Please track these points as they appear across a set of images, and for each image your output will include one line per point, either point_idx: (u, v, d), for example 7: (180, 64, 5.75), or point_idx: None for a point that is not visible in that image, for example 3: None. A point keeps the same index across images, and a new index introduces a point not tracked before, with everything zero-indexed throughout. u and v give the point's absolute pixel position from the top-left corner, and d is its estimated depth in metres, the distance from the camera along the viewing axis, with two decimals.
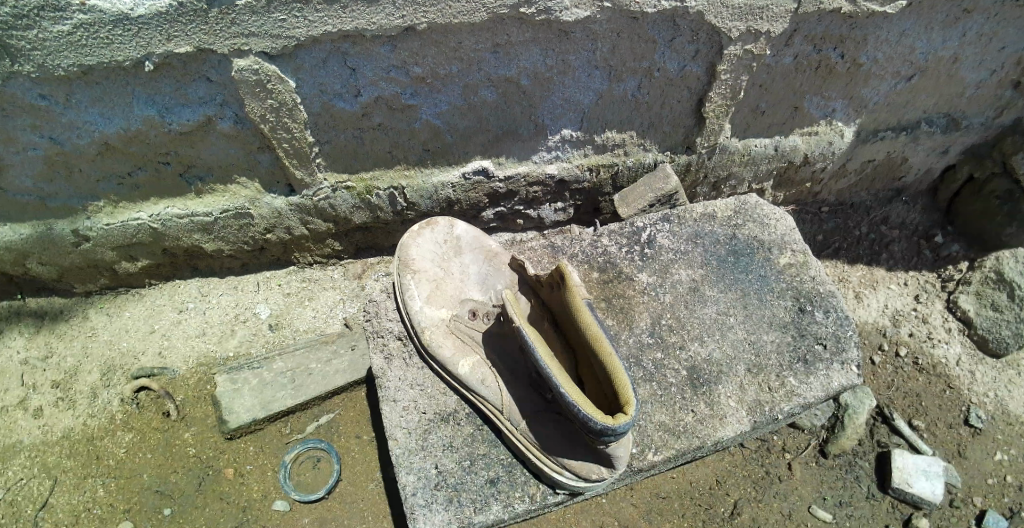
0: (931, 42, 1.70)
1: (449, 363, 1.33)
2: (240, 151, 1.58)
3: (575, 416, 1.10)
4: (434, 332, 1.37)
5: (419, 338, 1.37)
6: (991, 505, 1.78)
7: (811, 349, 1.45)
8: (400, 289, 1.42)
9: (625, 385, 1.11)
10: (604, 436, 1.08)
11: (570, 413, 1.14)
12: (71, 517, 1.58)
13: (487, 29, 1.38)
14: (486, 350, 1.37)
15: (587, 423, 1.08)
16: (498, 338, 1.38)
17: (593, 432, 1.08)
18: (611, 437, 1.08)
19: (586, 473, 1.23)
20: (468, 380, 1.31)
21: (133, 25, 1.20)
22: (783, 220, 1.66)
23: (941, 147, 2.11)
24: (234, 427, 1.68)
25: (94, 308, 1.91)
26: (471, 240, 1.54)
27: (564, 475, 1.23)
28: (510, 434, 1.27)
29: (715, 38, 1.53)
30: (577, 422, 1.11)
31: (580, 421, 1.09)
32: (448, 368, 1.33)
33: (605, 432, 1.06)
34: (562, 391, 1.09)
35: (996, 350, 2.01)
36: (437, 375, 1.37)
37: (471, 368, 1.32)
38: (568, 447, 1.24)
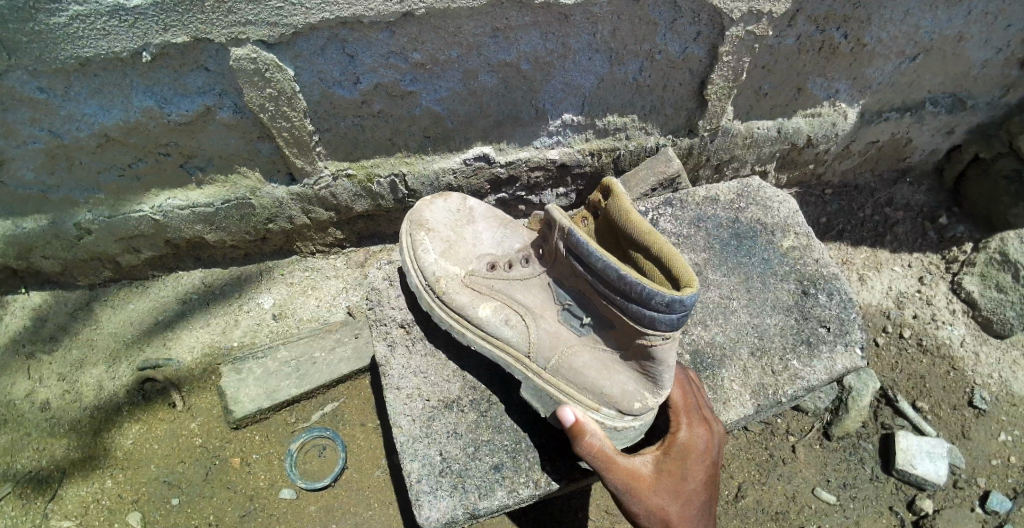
0: (936, 21, 1.68)
1: (467, 309, 1.32)
2: (240, 140, 1.57)
3: (636, 299, 1.07)
4: (449, 283, 1.36)
5: (432, 288, 1.36)
6: (995, 485, 1.78)
7: (815, 332, 1.44)
8: (412, 242, 1.43)
9: (684, 266, 1.09)
10: (669, 315, 1.06)
11: (629, 306, 1.11)
12: (80, 509, 1.60)
13: (486, 13, 1.37)
14: (507, 294, 1.35)
15: (650, 301, 1.05)
16: (521, 285, 1.36)
17: (657, 311, 1.06)
18: (675, 316, 1.06)
19: (625, 408, 1.21)
20: (490, 322, 1.30)
21: (130, 16, 1.19)
22: (787, 202, 1.68)
23: (945, 127, 2.10)
24: (239, 417, 1.69)
25: (99, 300, 1.92)
26: (483, 211, 1.55)
27: (602, 412, 1.21)
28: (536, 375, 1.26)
29: (717, 19, 1.50)
30: (638, 307, 1.08)
31: (642, 303, 1.07)
32: (465, 314, 1.32)
33: (672, 307, 1.03)
34: (622, 274, 1.07)
35: (1000, 332, 2.00)
36: (452, 324, 1.34)
37: (491, 311, 1.32)
38: (606, 375, 1.24)
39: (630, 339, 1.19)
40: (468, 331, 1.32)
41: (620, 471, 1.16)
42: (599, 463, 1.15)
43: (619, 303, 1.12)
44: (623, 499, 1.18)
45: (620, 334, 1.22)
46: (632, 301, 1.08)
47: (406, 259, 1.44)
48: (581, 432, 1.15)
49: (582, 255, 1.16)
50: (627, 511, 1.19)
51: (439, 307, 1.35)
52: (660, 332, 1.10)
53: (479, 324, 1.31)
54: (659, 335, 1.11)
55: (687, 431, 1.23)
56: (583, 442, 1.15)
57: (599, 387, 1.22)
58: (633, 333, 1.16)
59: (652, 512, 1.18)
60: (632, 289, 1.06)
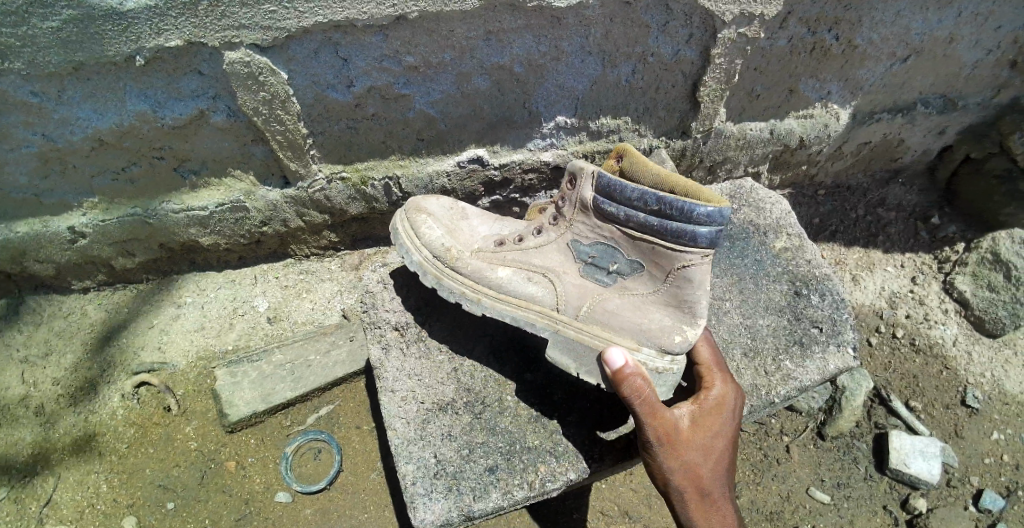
0: (926, 22, 1.70)
1: (484, 271, 1.36)
2: (234, 144, 1.57)
3: (676, 218, 1.16)
4: (460, 252, 1.38)
5: (443, 259, 1.37)
6: (988, 484, 1.80)
7: (807, 332, 1.45)
8: (411, 223, 1.43)
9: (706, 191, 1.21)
10: (708, 227, 1.15)
11: (668, 231, 1.19)
12: (75, 514, 1.60)
13: (479, 17, 1.37)
14: (520, 259, 1.38)
15: (691, 215, 1.14)
16: (536, 252, 1.38)
17: (698, 224, 1.15)
18: (714, 228, 1.16)
19: (665, 347, 1.25)
20: (510, 281, 1.34)
21: (123, 20, 1.19)
22: (779, 203, 1.70)
23: (937, 128, 2.12)
24: (234, 420, 1.69)
25: (93, 304, 1.92)
26: (476, 212, 1.51)
27: (642, 352, 1.26)
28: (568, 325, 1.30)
29: (709, 22, 1.51)
30: (678, 227, 1.17)
31: (683, 221, 1.16)
32: (483, 275, 1.36)
33: (712, 216, 1.13)
34: (660, 197, 1.16)
35: (992, 331, 2.02)
36: (467, 290, 1.36)
37: (511, 272, 1.36)
38: (636, 319, 1.28)
39: (666, 270, 1.26)
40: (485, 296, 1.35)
41: (661, 420, 1.15)
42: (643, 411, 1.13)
43: (657, 228, 1.20)
44: (658, 453, 1.16)
45: (654, 269, 1.28)
46: (673, 220, 1.17)
47: (405, 240, 1.43)
48: (627, 378, 1.14)
49: (615, 193, 1.23)
50: (659, 466, 1.18)
51: (450, 277, 1.36)
52: (701, 250, 1.18)
53: (498, 287, 1.34)
54: (697, 253, 1.19)
55: (722, 387, 1.24)
56: (630, 389, 1.13)
57: (637, 325, 1.27)
58: (670, 260, 1.23)
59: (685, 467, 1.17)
60: (673, 207, 1.15)
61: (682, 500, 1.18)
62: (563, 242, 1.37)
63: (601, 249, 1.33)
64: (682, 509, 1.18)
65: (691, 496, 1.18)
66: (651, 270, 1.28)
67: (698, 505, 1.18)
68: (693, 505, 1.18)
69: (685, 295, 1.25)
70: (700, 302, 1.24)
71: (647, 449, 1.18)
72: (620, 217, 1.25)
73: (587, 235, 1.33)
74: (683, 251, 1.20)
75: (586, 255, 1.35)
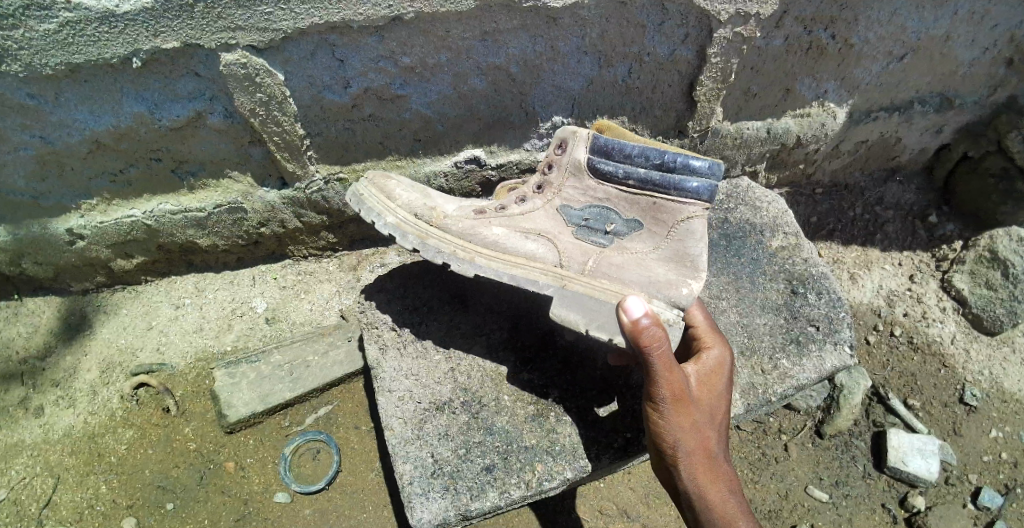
0: (922, 21, 1.70)
1: (473, 229, 1.38)
2: (232, 145, 1.58)
3: (678, 172, 1.30)
4: (444, 214, 1.40)
5: (426, 219, 1.39)
6: (987, 482, 1.80)
7: (804, 331, 1.46)
8: (383, 190, 1.42)
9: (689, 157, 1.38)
10: (706, 180, 1.30)
11: (670, 185, 1.31)
12: (74, 515, 1.60)
13: (474, 18, 1.38)
14: (504, 221, 1.41)
15: (693, 168, 1.29)
16: (522, 217, 1.42)
17: (699, 177, 1.29)
18: (709, 182, 1.31)
19: (676, 301, 1.29)
20: (504, 239, 1.38)
21: (120, 22, 1.20)
22: (776, 202, 1.71)
23: (934, 126, 2.12)
24: (233, 421, 1.69)
25: (92, 306, 1.92)
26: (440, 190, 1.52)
27: (655, 304, 1.28)
28: (579, 280, 1.32)
29: (705, 21, 1.52)
30: (680, 180, 1.30)
31: (686, 174, 1.30)
32: (473, 234, 1.38)
33: (711, 169, 1.29)
34: (665, 153, 1.29)
35: (990, 329, 2.03)
36: (457, 250, 1.36)
37: (504, 231, 1.39)
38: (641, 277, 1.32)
39: (669, 226, 1.36)
40: (479, 255, 1.36)
41: (678, 376, 1.11)
42: (662, 364, 1.09)
43: (658, 183, 1.32)
44: (670, 411, 1.12)
45: (655, 227, 1.38)
46: (675, 173, 1.30)
47: (374, 204, 1.40)
48: (648, 329, 1.10)
49: (615, 153, 1.33)
50: (668, 426, 1.13)
51: (435, 235, 1.36)
52: (702, 201, 1.32)
53: (489, 245, 1.37)
54: (698, 205, 1.32)
55: (719, 349, 1.27)
56: (651, 340, 1.09)
57: (646, 279, 1.32)
58: (672, 214, 1.35)
59: (696, 426, 1.14)
60: (676, 163, 1.28)
61: (689, 464, 1.14)
62: (551, 208, 1.43)
63: (595, 211, 1.40)
64: (688, 472, 1.14)
65: (698, 460, 1.14)
66: (651, 228, 1.39)
67: (704, 468, 1.15)
68: (700, 468, 1.14)
69: (687, 249, 1.35)
70: (699, 255, 1.35)
71: (657, 407, 1.13)
72: (618, 176, 1.35)
73: (579, 199, 1.41)
74: (685, 204, 1.33)
75: (579, 219, 1.41)
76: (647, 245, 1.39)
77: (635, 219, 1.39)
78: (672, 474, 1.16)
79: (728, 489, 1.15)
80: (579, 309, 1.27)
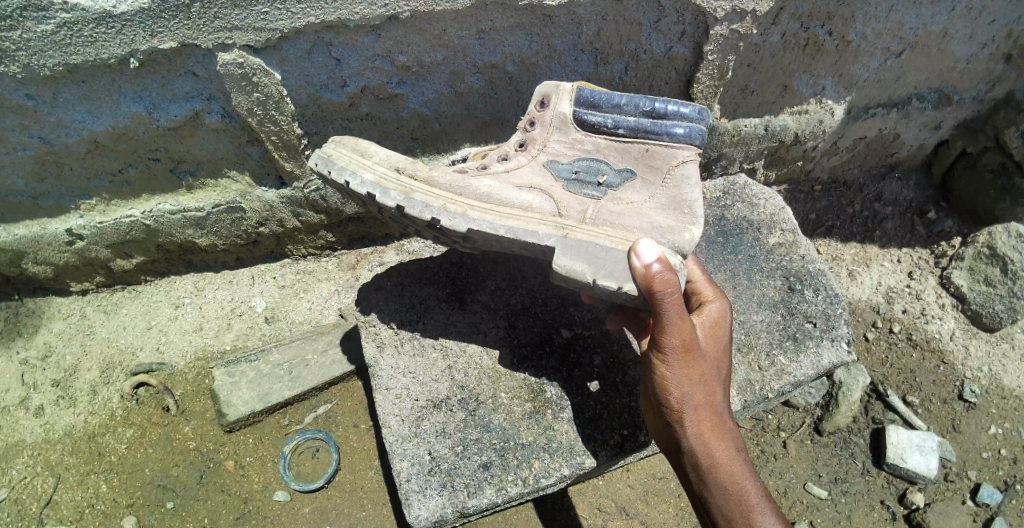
0: (920, 17, 1.70)
1: (460, 184, 1.28)
2: (230, 145, 1.58)
3: (669, 117, 1.33)
4: (427, 170, 1.30)
5: (409, 175, 1.27)
6: (986, 478, 1.80)
7: (801, 327, 1.46)
8: (357, 150, 1.30)
9: None
10: (695, 123, 1.34)
11: (661, 130, 1.33)
12: (74, 514, 1.61)
13: (470, 16, 1.38)
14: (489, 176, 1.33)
15: (683, 113, 1.33)
16: (507, 175, 1.34)
17: (689, 120, 1.33)
18: (698, 126, 1.34)
19: (679, 248, 1.24)
20: (496, 190, 1.29)
21: (117, 22, 1.20)
22: (773, 199, 1.71)
23: (932, 122, 2.13)
24: (233, 419, 1.70)
25: (92, 306, 1.93)
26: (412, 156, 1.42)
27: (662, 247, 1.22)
28: (584, 228, 1.23)
29: (701, 18, 1.51)
30: (671, 124, 1.33)
31: (676, 119, 1.33)
32: (461, 187, 1.28)
33: (700, 112, 1.34)
34: (653, 99, 1.33)
35: (990, 325, 2.03)
36: (446, 204, 1.24)
37: (494, 183, 1.30)
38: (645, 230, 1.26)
39: (663, 172, 1.35)
40: (471, 209, 1.24)
41: (688, 326, 1.07)
42: (673, 313, 1.05)
43: (649, 129, 1.34)
44: (677, 362, 1.09)
45: (648, 175, 1.36)
46: (665, 118, 1.33)
47: (348, 164, 1.26)
48: (660, 275, 1.05)
49: (603, 102, 1.35)
50: (675, 379, 1.10)
51: (420, 190, 1.24)
52: (694, 145, 1.34)
53: (480, 199, 1.27)
54: (690, 149, 1.33)
55: (719, 303, 1.27)
56: (664, 287, 1.04)
57: (646, 225, 1.27)
58: (665, 160, 1.34)
59: (702, 379, 1.12)
60: (665, 107, 1.32)
61: (696, 418, 1.11)
62: (537, 165, 1.37)
63: (585, 164, 1.36)
64: (693, 428, 1.11)
65: (705, 414, 1.12)
66: (644, 177, 1.36)
67: (708, 423, 1.12)
68: (705, 424, 1.11)
69: (684, 195, 1.32)
70: (696, 201, 1.32)
71: (666, 358, 1.09)
72: (607, 126, 1.36)
73: (566, 153, 1.38)
74: (677, 149, 1.34)
75: (568, 173, 1.35)
76: (642, 195, 1.34)
77: (628, 169, 1.36)
78: (676, 431, 1.13)
79: (733, 445, 1.13)
80: (584, 258, 1.17)
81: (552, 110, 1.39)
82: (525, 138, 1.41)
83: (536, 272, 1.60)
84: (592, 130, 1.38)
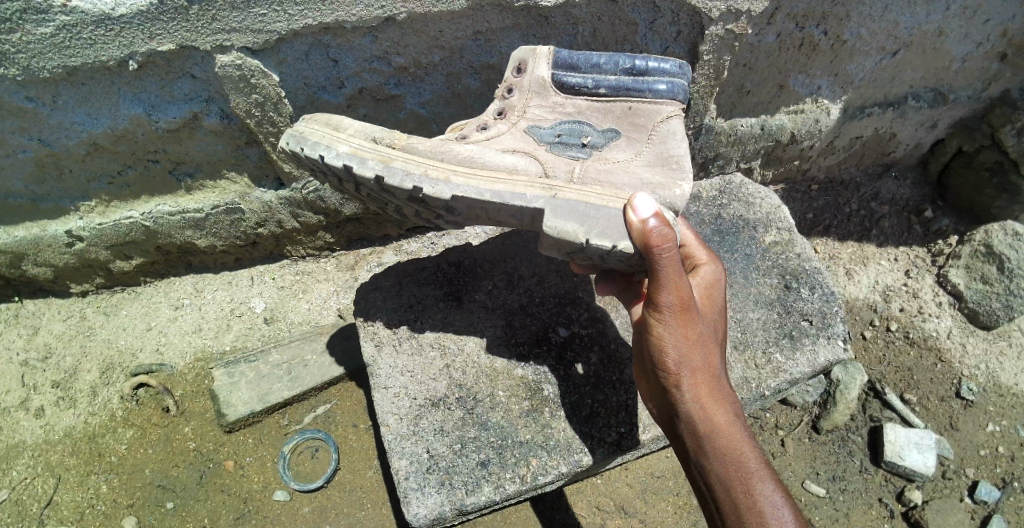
0: (914, 16, 1.71)
1: (439, 150, 1.21)
2: (228, 146, 1.59)
3: (649, 73, 1.34)
4: (404, 140, 1.22)
5: (386, 144, 1.19)
6: (984, 476, 1.80)
7: (797, 325, 1.46)
8: (330, 125, 1.22)
9: None
10: (676, 78, 1.35)
11: (643, 87, 1.33)
12: (75, 515, 1.61)
13: (466, 17, 1.38)
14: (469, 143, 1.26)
15: (663, 69, 1.34)
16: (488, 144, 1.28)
17: (670, 75, 1.34)
18: (679, 81, 1.36)
19: (672, 203, 1.19)
20: (478, 155, 1.22)
21: (116, 25, 1.21)
22: (769, 198, 1.72)
23: (928, 121, 2.14)
24: (232, 420, 1.71)
25: (92, 308, 1.94)
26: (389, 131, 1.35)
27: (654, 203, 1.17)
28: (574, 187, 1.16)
29: (696, 18, 1.51)
30: (652, 80, 1.34)
31: (656, 75, 1.34)
32: (440, 153, 1.20)
33: (679, 67, 1.35)
34: (631, 58, 1.34)
35: (987, 323, 2.04)
36: (427, 171, 1.16)
37: (476, 148, 1.24)
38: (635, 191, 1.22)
39: (648, 130, 1.34)
40: (454, 174, 1.16)
41: (685, 284, 1.05)
42: (670, 269, 1.03)
43: (631, 87, 1.33)
44: (674, 322, 1.07)
45: (632, 133, 1.34)
46: (646, 75, 1.34)
47: (321, 139, 1.18)
48: (657, 230, 1.03)
49: (582, 64, 1.34)
50: (671, 339, 1.08)
51: (400, 158, 1.16)
52: (676, 100, 1.34)
53: (462, 164, 1.20)
54: (673, 103, 1.33)
55: (713, 267, 1.26)
56: (661, 243, 1.02)
57: (635, 181, 1.22)
58: (649, 116, 1.34)
59: (698, 341, 1.10)
60: (645, 63, 1.32)
61: (692, 380, 1.09)
62: (518, 131, 1.32)
63: (567, 127, 1.33)
64: (690, 392, 1.10)
65: (701, 376, 1.10)
66: (628, 135, 1.34)
67: (705, 387, 1.10)
68: (701, 387, 1.10)
69: (670, 149, 1.30)
70: (682, 155, 1.29)
71: (663, 317, 1.08)
72: (588, 86, 1.35)
73: (547, 117, 1.34)
74: (660, 104, 1.34)
75: (551, 137, 1.32)
76: (628, 154, 1.31)
77: (611, 129, 1.34)
78: (672, 395, 1.11)
79: (731, 411, 1.11)
80: (575, 218, 1.10)
81: (529, 75, 1.35)
82: (504, 106, 1.37)
83: (533, 271, 1.60)
84: (572, 93, 1.37)
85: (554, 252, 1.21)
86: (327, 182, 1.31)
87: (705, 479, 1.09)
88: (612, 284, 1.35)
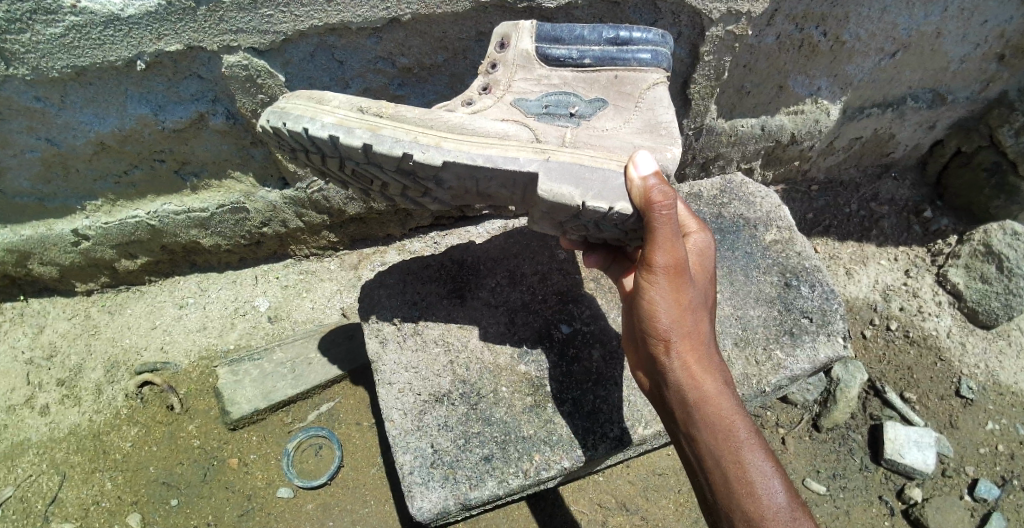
0: (913, 18, 1.72)
1: (427, 116, 1.16)
2: (233, 146, 1.61)
3: (635, 43, 1.29)
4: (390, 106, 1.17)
5: (373, 112, 1.14)
6: (983, 474, 1.81)
7: (797, 322, 1.48)
8: (313, 98, 1.17)
9: None
10: (661, 47, 1.31)
11: (630, 57, 1.28)
12: (80, 511, 1.62)
13: (470, 18, 1.40)
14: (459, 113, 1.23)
15: (649, 37, 1.29)
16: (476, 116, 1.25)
17: (656, 44, 1.30)
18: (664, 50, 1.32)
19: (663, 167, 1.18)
20: (467, 122, 1.17)
21: (124, 25, 1.22)
22: (769, 197, 1.73)
23: (927, 122, 2.16)
24: (236, 418, 1.72)
25: (97, 307, 1.96)
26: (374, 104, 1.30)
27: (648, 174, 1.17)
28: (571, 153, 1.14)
29: (697, 20, 1.51)
30: (639, 49, 1.29)
31: (642, 45, 1.29)
32: (428, 119, 1.15)
33: (665, 38, 1.31)
34: (616, 27, 1.28)
35: (985, 322, 2.05)
36: (417, 138, 1.11)
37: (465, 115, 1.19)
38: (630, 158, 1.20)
39: (634, 98, 1.30)
40: (445, 140, 1.12)
41: (680, 246, 1.06)
42: (666, 229, 1.03)
43: (616, 57, 1.29)
44: (666, 285, 1.08)
45: (618, 103, 1.30)
46: (632, 45, 1.29)
47: (304, 112, 1.13)
48: (657, 188, 1.03)
49: (564, 35, 1.29)
50: (663, 302, 1.09)
51: (388, 126, 1.11)
52: (661, 69, 1.30)
53: (452, 131, 1.14)
54: (659, 71, 1.30)
55: (707, 236, 1.26)
56: (661, 201, 1.02)
57: (626, 144, 1.22)
58: (636, 84, 1.30)
59: (691, 305, 1.11)
60: (629, 32, 1.27)
61: (682, 345, 1.10)
62: (504, 104, 1.29)
63: (553, 98, 1.30)
64: (678, 358, 1.10)
65: (692, 342, 1.11)
66: (616, 104, 1.30)
67: (695, 353, 1.11)
68: (691, 353, 1.10)
69: (657, 117, 1.28)
70: (671, 122, 1.28)
71: (655, 279, 1.08)
72: (572, 58, 1.30)
73: (533, 90, 1.31)
74: (647, 72, 1.29)
75: (538, 108, 1.29)
76: (616, 122, 1.29)
77: (598, 99, 1.30)
78: (662, 360, 1.12)
79: (720, 379, 1.11)
80: (570, 180, 1.09)
81: (513, 50, 1.31)
82: (487, 82, 1.33)
83: (535, 269, 1.61)
84: (556, 65, 1.32)
85: (546, 223, 1.22)
86: (310, 163, 1.25)
87: (694, 447, 1.08)
88: (598, 255, 1.38)
